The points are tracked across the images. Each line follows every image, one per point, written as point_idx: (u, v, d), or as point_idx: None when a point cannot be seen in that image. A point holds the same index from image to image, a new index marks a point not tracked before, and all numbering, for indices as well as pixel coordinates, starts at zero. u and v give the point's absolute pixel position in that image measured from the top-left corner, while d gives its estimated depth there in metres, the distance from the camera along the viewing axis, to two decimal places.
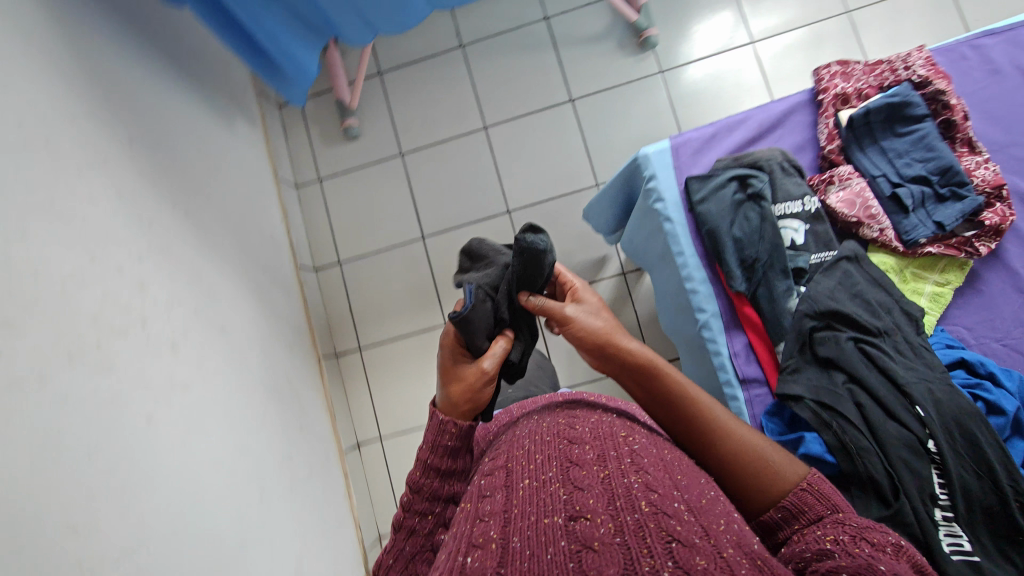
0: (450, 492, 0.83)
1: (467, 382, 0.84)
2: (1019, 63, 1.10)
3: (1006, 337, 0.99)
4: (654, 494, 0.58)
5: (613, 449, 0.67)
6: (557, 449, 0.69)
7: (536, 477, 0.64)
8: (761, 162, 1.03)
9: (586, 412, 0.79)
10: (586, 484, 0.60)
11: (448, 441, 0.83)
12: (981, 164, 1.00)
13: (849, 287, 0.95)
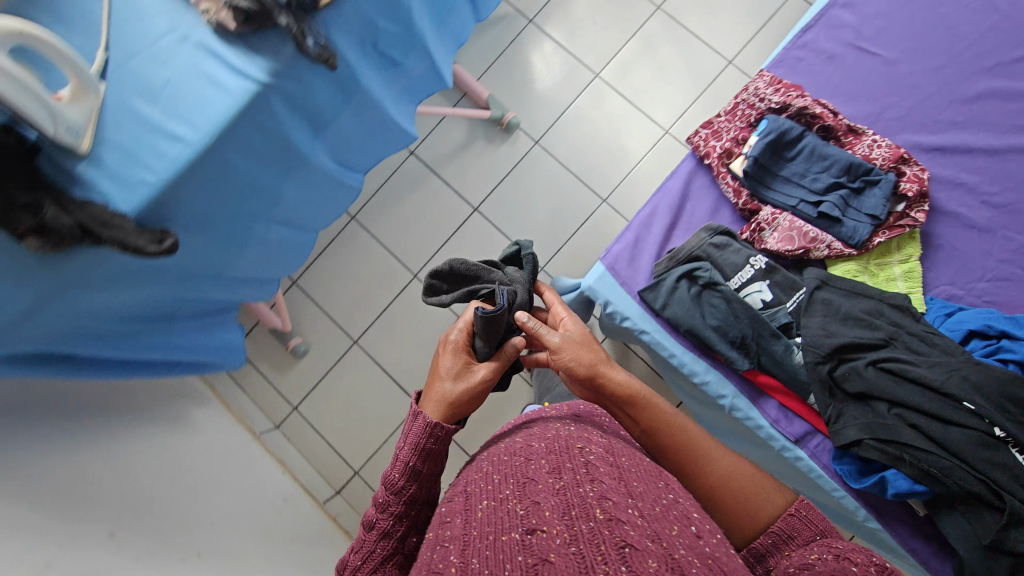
0: (416, 493, 0.81)
1: (475, 377, 0.95)
2: (846, 40, 1.22)
3: (987, 274, 1.10)
4: (609, 504, 0.63)
5: (569, 461, 0.72)
6: (512, 466, 0.73)
7: (494, 494, 0.68)
8: (698, 253, 1.10)
9: (542, 427, 0.83)
10: (540, 499, 0.65)
11: (428, 447, 0.83)
12: (871, 147, 1.12)
13: (835, 317, 1.04)
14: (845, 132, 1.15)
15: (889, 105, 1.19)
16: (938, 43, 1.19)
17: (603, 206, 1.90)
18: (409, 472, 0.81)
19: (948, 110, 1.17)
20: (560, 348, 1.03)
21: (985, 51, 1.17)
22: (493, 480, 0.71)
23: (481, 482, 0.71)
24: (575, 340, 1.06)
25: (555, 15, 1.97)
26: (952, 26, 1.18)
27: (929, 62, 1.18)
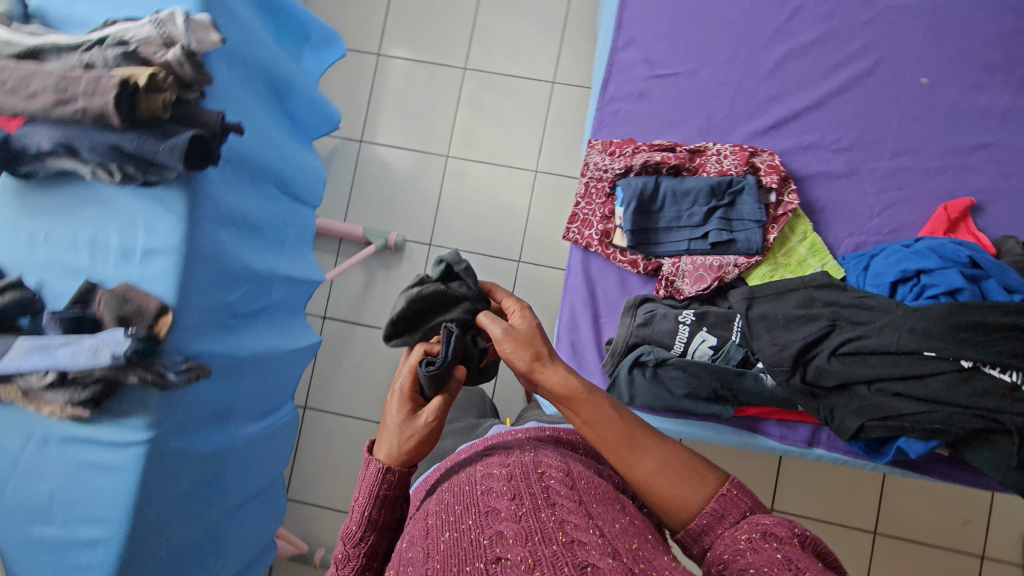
0: (377, 538, 0.75)
1: (422, 429, 0.75)
2: (654, 34, 0.99)
3: (878, 211, 0.95)
4: (570, 525, 0.60)
5: (529, 486, 0.66)
6: (473, 496, 0.67)
7: (454, 526, 0.63)
8: (627, 336, 0.92)
9: (499, 455, 0.75)
10: (500, 526, 0.60)
11: (384, 491, 0.74)
12: (718, 161, 0.94)
13: (778, 324, 0.89)
14: (695, 154, 0.96)
15: (711, 110, 0.98)
16: (697, 92, 0.98)
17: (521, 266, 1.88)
18: (362, 517, 0.74)
19: (780, 73, 0.97)
20: (508, 341, 0.78)
21: (769, 22, 0.98)
22: (453, 510, 0.66)
23: (445, 513, 0.66)
24: (524, 332, 0.80)
25: (383, 122, 1.96)
26: (721, 19, 0.98)
27: (734, 31, 0.98)
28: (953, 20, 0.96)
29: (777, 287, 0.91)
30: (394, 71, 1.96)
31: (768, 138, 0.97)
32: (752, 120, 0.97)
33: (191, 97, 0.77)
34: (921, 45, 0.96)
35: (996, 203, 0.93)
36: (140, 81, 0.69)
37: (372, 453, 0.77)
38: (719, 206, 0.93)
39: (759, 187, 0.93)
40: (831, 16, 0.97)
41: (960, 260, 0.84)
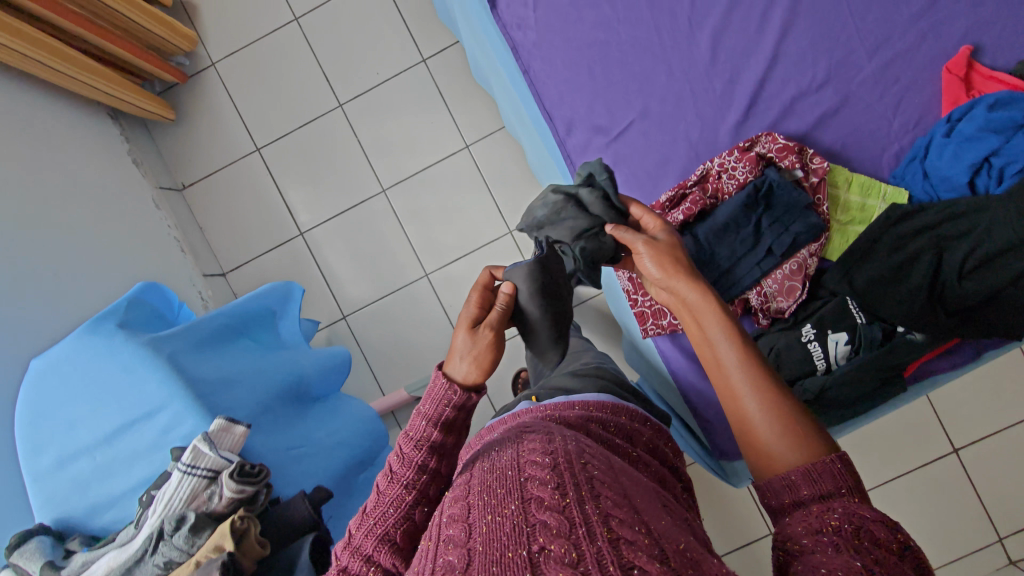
0: (437, 466, 0.71)
1: (481, 343, 0.74)
2: (585, 102, 0.94)
3: (895, 114, 0.89)
4: (621, 522, 0.47)
5: (574, 476, 0.52)
6: (511, 478, 0.53)
7: (489, 510, 0.50)
8: None
9: (543, 439, 0.61)
10: (540, 515, 0.48)
11: (444, 415, 0.72)
12: (730, 175, 0.88)
13: (889, 281, 0.84)
14: (706, 183, 0.90)
15: (686, 130, 0.92)
16: (660, 126, 0.92)
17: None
18: (417, 445, 0.71)
19: (720, 57, 0.91)
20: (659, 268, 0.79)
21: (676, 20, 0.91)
22: (493, 489, 0.52)
23: (484, 495, 0.52)
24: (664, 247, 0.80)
25: (350, 286, 1.86)
26: (631, 48, 0.92)
27: (652, 49, 0.91)
28: None
29: (866, 249, 0.86)
30: (326, 236, 1.87)
31: (752, 119, 0.91)
32: (727, 113, 0.91)
33: (262, 499, 0.74)
34: None
35: (989, 32, 0.87)
36: (230, 545, 0.67)
37: (439, 370, 0.75)
38: (760, 215, 0.87)
39: (782, 174, 0.88)
40: None
41: (1016, 123, 0.80)
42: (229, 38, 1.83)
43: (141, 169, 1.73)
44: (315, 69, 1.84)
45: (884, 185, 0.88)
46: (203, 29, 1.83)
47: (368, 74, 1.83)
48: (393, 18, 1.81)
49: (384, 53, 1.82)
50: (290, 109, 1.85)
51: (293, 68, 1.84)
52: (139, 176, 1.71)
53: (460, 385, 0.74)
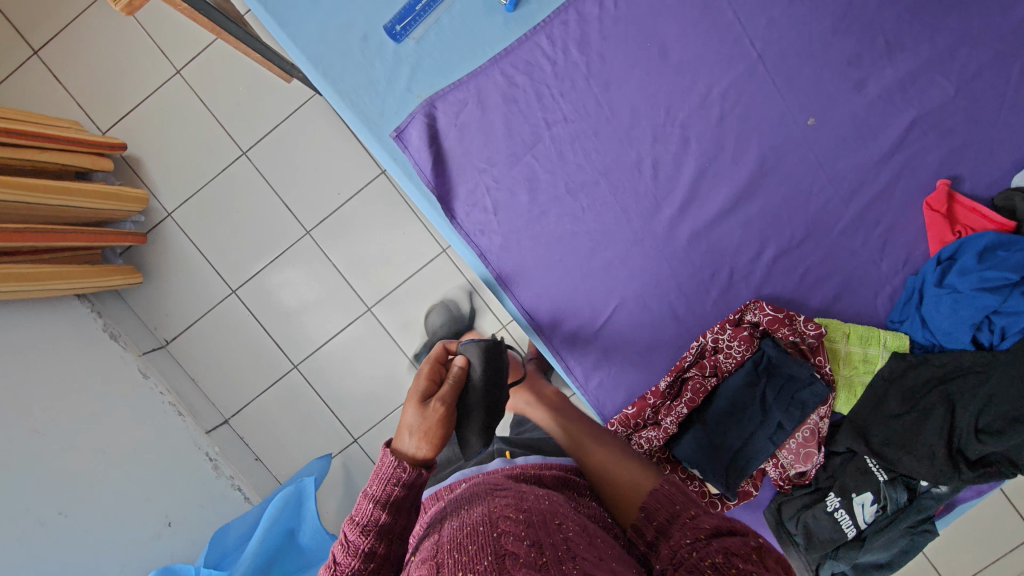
0: (384, 550, 0.71)
1: (432, 417, 0.76)
2: (566, 289, 0.89)
3: (882, 257, 0.86)
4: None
5: (547, 537, 0.57)
6: (490, 533, 0.57)
7: (464, 564, 0.54)
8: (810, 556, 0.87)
9: (523, 493, 0.66)
10: (514, 567, 0.52)
11: (391, 496, 0.73)
12: (727, 353, 0.85)
13: (904, 439, 0.82)
14: (702, 359, 0.86)
15: (671, 304, 0.88)
16: (644, 306, 0.89)
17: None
18: (367, 530, 0.71)
19: (693, 230, 0.87)
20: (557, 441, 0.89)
21: (641, 201, 0.87)
22: (467, 546, 0.56)
23: (460, 549, 0.56)
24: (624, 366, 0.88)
25: (355, 409, 1.83)
26: (601, 234, 0.88)
27: (622, 235, 0.88)
28: (784, 46, 0.83)
29: (877, 409, 0.85)
30: (321, 365, 1.83)
31: (736, 286, 0.88)
32: (710, 283, 0.88)
33: None
34: (782, 96, 0.84)
35: (964, 160, 0.84)
36: None
37: (386, 445, 0.75)
38: (766, 389, 0.85)
39: (778, 344, 0.85)
40: (686, 146, 0.86)
41: (1012, 281, 0.76)
42: (181, 185, 1.77)
43: (120, 341, 1.67)
44: (275, 199, 1.78)
45: (882, 333, 0.85)
46: (152, 182, 1.77)
47: (330, 197, 1.78)
48: (345, 136, 1.76)
49: (343, 173, 1.77)
50: (258, 244, 1.80)
51: (252, 204, 1.78)
52: (120, 349, 1.66)
53: (408, 463, 0.74)
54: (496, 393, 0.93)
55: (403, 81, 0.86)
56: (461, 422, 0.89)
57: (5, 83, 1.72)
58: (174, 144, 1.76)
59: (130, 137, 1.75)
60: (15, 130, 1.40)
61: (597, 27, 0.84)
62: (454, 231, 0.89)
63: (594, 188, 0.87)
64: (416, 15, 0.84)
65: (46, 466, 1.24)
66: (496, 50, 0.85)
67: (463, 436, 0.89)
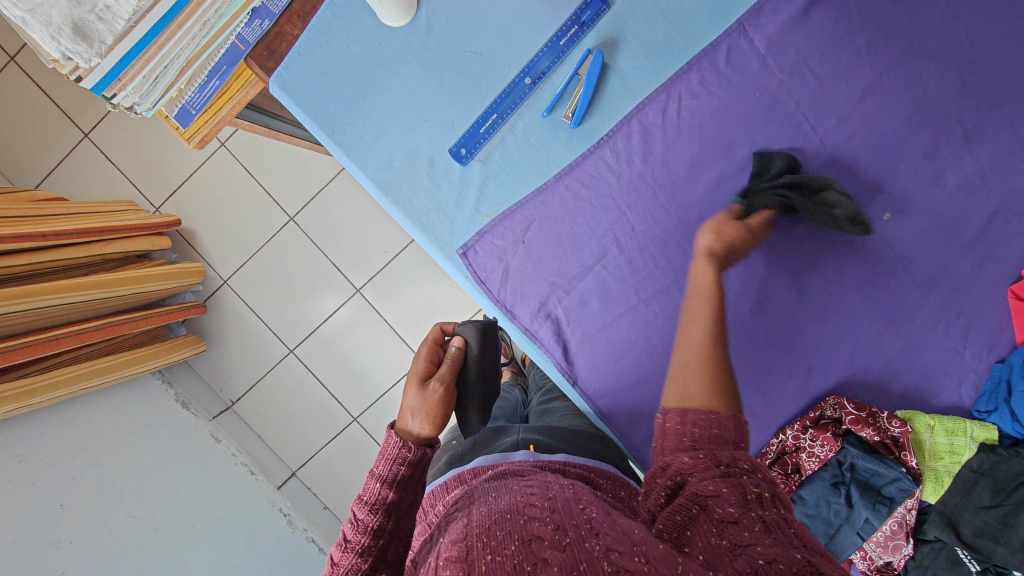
0: (394, 525, 0.70)
1: (432, 395, 0.73)
2: (643, 395, 0.89)
3: (966, 347, 0.85)
4: (620, 555, 0.45)
5: (572, 520, 0.51)
6: (515, 515, 0.52)
7: (490, 550, 0.47)
8: None
9: (545, 483, 0.61)
10: (543, 554, 0.46)
11: (398, 475, 0.70)
12: (810, 454, 0.85)
13: (996, 530, 0.81)
14: (783, 457, 0.88)
15: (749, 404, 0.88)
16: None
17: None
18: (374, 508, 0.69)
19: (767, 327, 0.86)
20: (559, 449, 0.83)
21: (714, 303, 0.87)
22: (491, 526, 0.51)
23: (482, 537, 0.49)
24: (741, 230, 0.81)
25: None
26: (673, 339, 0.88)
27: None
28: (855, 142, 0.82)
29: (966, 497, 0.84)
30: (379, 419, 1.88)
31: (814, 380, 0.87)
32: (789, 380, 0.87)
33: None
34: (855, 191, 0.83)
35: None
36: None
37: (392, 428, 0.73)
38: (848, 484, 0.85)
39: (860, 441, 0.85)
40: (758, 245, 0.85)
41: None
42: (233, 253, 1.83)
43: (192, 409, 1.72)
44: (324, 259, 1.82)
45: (968, 424, 0.85)
46: (206, 252, 1.82)
47: (378, 255, 1.82)
48: None
49: (387, 230, 1.81)
50: (309, 304, 1.84)
51: (303, 266, 1.83)
52: (192, 416, 1.71)
53: (414, 441, 0.72)
54: (492, 379, 0.84)
55: (471, 203, 0.87)
56: (461, 401, 0.82)
57: (61, 167, 1.79)
58: (224, 212, 1.81)
59: (182, 211, 1.81)
60: (85, 231, 1.46)
61: (660, 135, 0.83)
62: (529, 340, 0.90)
63: (665, 294, 0.87)
64: (480, 138, 0.85)
65: (141, 548, 1.31)
66: (561, 166, 0.86)
67: (463, 415, 0.83)
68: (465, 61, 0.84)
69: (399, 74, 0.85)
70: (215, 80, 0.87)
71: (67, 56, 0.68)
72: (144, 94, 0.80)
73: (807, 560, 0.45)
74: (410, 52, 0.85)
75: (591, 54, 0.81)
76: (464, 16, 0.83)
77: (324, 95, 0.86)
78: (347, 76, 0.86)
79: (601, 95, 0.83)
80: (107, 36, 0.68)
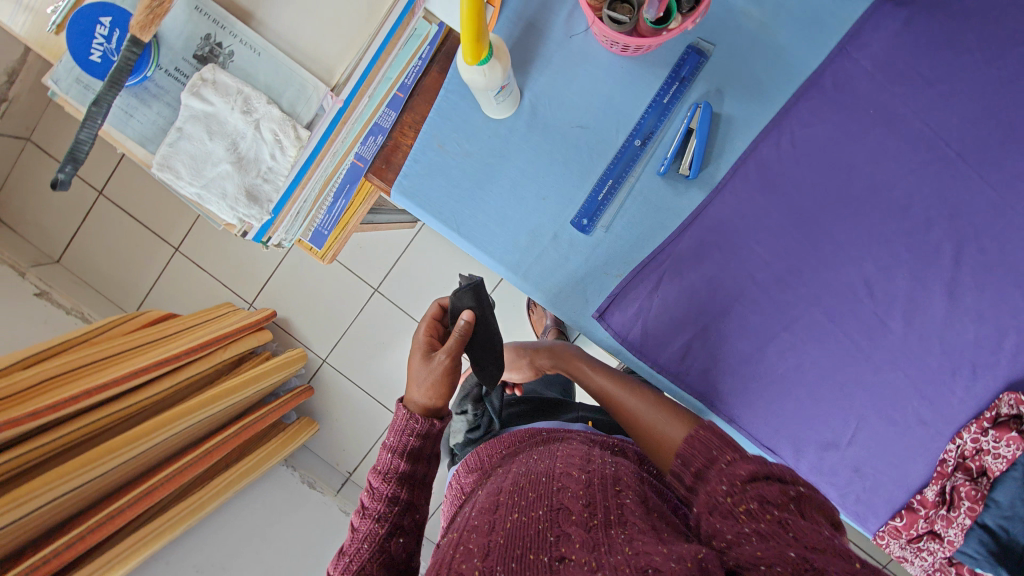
0: (408, 494, 0.76)
1: (434, 368, 0.75)
2: (806, 421, 0.90)
3: None
4: (642, 542, 0.53)
5: (604, 497, 0.62)
6: (547, 492, 0.64)
7: (519, 511, 0.61)
8: None
9: (581, 458, 0.72)
10: (566, 528, 0.58)
11: (410, 444, 0.77)
12: (995, 454, 0.84)
13: None
14: (964, 461, 0.86)
15: (916, 412, 0.87)
16: (890, 418, 0.88)
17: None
18: (387, 481, 0.75)
19: (923, 334, 0.86)
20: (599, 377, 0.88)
21: (862, 319, 0.86)
22: (527, 497, 0.64)
23: (516, 499, 0.64)
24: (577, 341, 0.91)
25: None
26: (826, 362, 0.88)
27: (850, 355, 0.87)
28: (982, 137, 0.81)
29: None
30: None
31: (981, 378, 0.85)
32: (954, 384, 0.86)
33: None
34: (991, 184, 0.82)
35: None
36: None
37: (404, 402, 0.80)
38: None
39: None
40: (899, 256, 0.84)
41: None
42: (328, 332, 1.91)
43: (318, 488, 1.77)
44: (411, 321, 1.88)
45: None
46: (303, 336, 1.91)
47: None
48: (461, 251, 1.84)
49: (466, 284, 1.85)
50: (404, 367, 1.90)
51: (392, 333, 1.89)
52: (320, 494, 1.76)
53: (421, 414, 0.78)
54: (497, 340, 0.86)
55: (599, 266, 0.90)
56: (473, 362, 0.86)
57: (160, 282, 1.92)
58: (311, 295, 1.90)
59: (274, 301, 1.91)
60: (203, 343, 1.55)
61: (779, 167, 0.85)
62: (678, 387, 0.92)
63: (810, 319, 0.87)
64: (600, 205, 0.88)
65: None
66: (684, 216, 0.87)
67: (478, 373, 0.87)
68: (573, 135, 0.87)
69: (512, 160, 0.89)
70: (342, 199, 0.93)
71: (243, 220, 0.74)
72: (291, 230, 0.87)
73: (802, 557, 0.47)
74: (519, 137, 0.88)
75: (699, 107, 0.83)
76: (566, 94, 0.86)
77: (445, 193, 0.90)
78: (463, 172, 0.89)
79: (713, 142, 0.85)
80: (273, 195, 0.74)
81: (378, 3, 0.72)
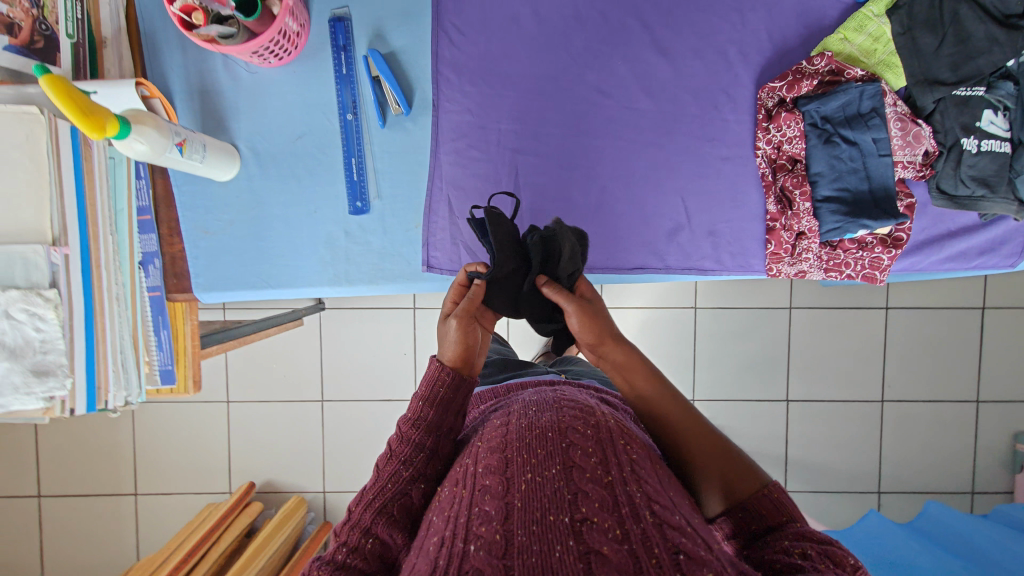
0: (432, 442, 0.61)
1: (456, 321, 0.67)
2: (643, 223, 0.94)
3: None
4: (663, 508, 0.45)
5: (614, 446, 0.51)
6: (557, 443, 0.51)
7: (530, 466, 0.49)
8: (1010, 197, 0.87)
9: (589, 405, 0.60)
10: (583, 485, 0.46)
11: (440, 394, 0.63)
12: (788, 140, 0.90)
13: (964, 53, 0.83)
14: (777, 164, 0.93)
15: (712, 155, 0.93)
16: (698, 173, 0.93)
17: (704, 308, 1.55)
18: (416, 423, 0.62)
19: (668, 97, 0.93)
20: (576, 317, 0.67)
21: (618, 118, 0.93)
22: (533, 449, 0.51)
23: (522, 451, 0.50)
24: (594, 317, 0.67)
25: None
26: (618, 169, 0.94)
27: (632, 151, 0.94)
28: None
29: (919, 54, 0.85)
30: None
31: (734, 96, 0.93)
32: (719, 114, 0.93)
33: None
34: None
35: None
36: None
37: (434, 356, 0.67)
38: (842, 131, 0.88)
39: (811, 97, 0.90)
40: (602, 54, 0.92)
41: None
42: None
43: None
44: (375, 404, 1.70)
45: (865, 9, 0.89)
46: None
47: None
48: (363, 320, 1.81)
49: (392, 337, 1.68)
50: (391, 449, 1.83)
51: None
52: None
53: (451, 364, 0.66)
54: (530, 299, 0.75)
55: (399, 228, 0.94)
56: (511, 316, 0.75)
57: None
58: (256, 449, 1.70)
59: (223, 482, 1.70)
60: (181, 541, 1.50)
61: (465, 56, 0.92)
62: None
63: (582, 146, 0.94)
64: (360, 183, 0.93)
65: None
66: (428, 144, 0.93)
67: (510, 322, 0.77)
68: (299, 147, 0.93)
69: (268, 199, 0.94)
70: (163, 329, 0.93)
71: (49, 397, 0.76)
72: (127, 384, 0.86)
73: None
74: (261, 179, 0.93)
75: (368, 57, 0.90)
76: (270, 120, 0.92)
77: (237, 263, 0.95)
78: (240, 237, 0.94)
79: (404, 74, 0.92)
80: (61, 360, 0.75)
81: (40, 155, 0.75)
